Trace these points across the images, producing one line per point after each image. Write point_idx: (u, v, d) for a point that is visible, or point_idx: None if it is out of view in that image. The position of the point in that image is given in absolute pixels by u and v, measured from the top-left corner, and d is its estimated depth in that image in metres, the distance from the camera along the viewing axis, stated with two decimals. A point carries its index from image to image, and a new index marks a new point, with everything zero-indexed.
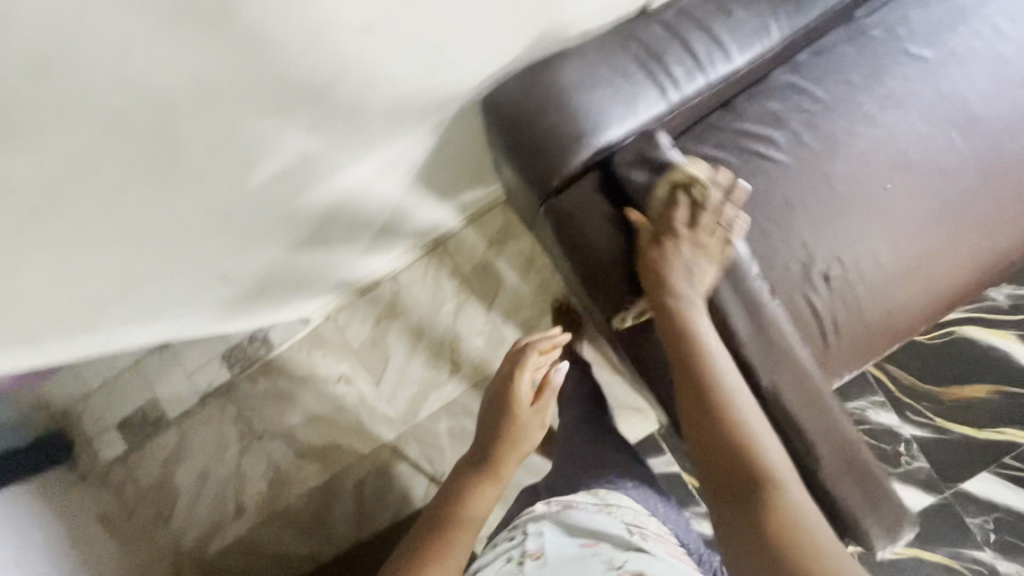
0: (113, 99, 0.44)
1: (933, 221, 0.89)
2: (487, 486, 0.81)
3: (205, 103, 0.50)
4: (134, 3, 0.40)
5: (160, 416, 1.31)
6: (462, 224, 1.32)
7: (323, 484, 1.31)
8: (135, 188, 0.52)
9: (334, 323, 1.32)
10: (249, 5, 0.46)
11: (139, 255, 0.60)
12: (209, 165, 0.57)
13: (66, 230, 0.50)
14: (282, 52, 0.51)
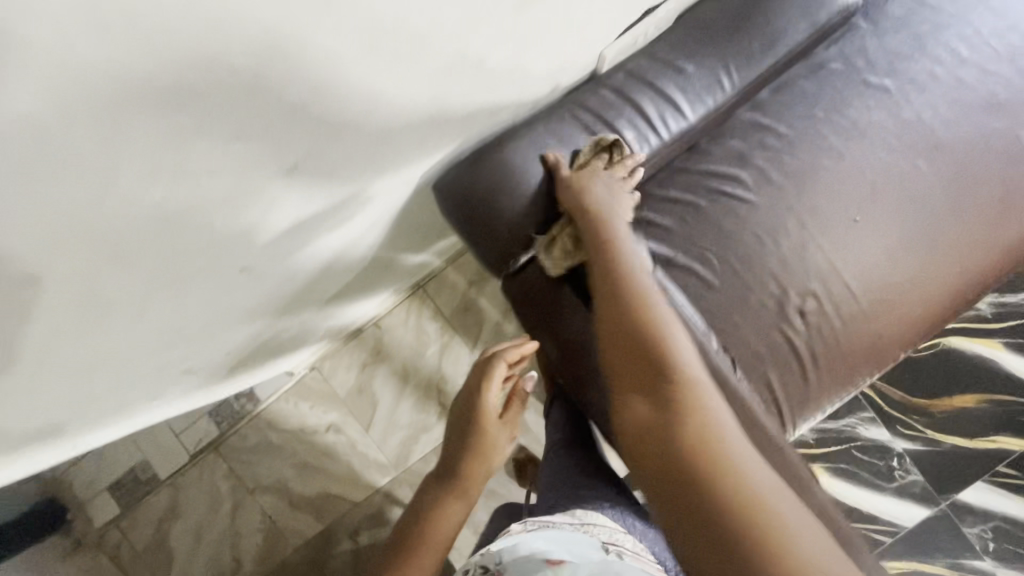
0: (89, 310, 0.40)
1: (904, 250, 0.88)
2: (454, 501, 0.81)
3: (183, 285, 0.47)
4: (119, 238, 0.37)
5: (151, 477, 1.29)
6: (441, 265, 1.32)
7: (320, 535, 1.30)
8: (114, 350, 0.49)
9: (319, 372, 1.32)
10: (223, 195, 0.43)
11: (111, 393, 0.58)
12: (184, 324, 0.53)
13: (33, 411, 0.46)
14: (256, 223, 0.48)
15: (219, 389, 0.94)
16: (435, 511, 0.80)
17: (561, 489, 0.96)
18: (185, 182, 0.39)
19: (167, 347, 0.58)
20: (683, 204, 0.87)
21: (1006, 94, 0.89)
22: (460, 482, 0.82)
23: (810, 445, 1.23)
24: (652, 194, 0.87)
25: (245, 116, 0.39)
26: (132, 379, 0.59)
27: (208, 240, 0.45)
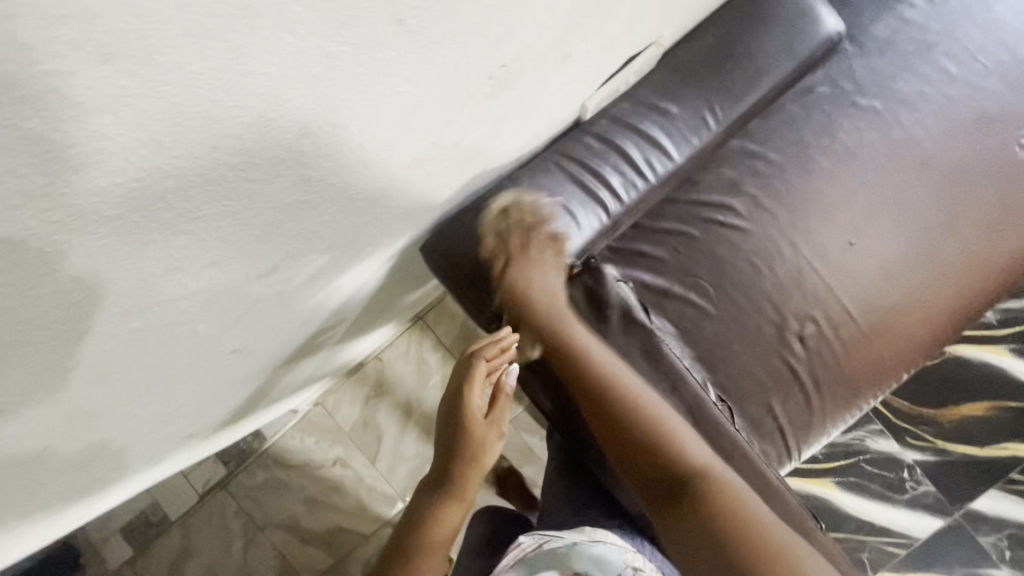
0: (69, 412, 0.40)
1: (902, 270, 0.88)
2: (452, 504, 0.75)
3: (164, 371, 0.46)
4: (104, 346, 0.36)
5: (162, 517, 1.30)
6: (440, 295, 1.32)
7: (331, 569, 1.30)
8: (106, 433, 0.49)
9: (323, 407, 1.32)
10: (203, 304, 0.41)
11: (107, 467, 0.57)
12: (172, 398, 0.53)
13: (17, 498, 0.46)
14: (236, 311, 0.46)
15: (221, 439, 0.94)
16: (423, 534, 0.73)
17: (564, 513, 0.92)
18: (163, 310, 0.38)
19: (164, 421, 0.58)
20: (677, 235, 0.86)
21: (995, 109, 0.89)
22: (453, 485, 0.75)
23: (819, 461, 1.21)
24: (644, 226, 0.87)
25: (237, 242, 0.38)
26: (125, 453, 0.58)
27: (193, 340, 0.45)
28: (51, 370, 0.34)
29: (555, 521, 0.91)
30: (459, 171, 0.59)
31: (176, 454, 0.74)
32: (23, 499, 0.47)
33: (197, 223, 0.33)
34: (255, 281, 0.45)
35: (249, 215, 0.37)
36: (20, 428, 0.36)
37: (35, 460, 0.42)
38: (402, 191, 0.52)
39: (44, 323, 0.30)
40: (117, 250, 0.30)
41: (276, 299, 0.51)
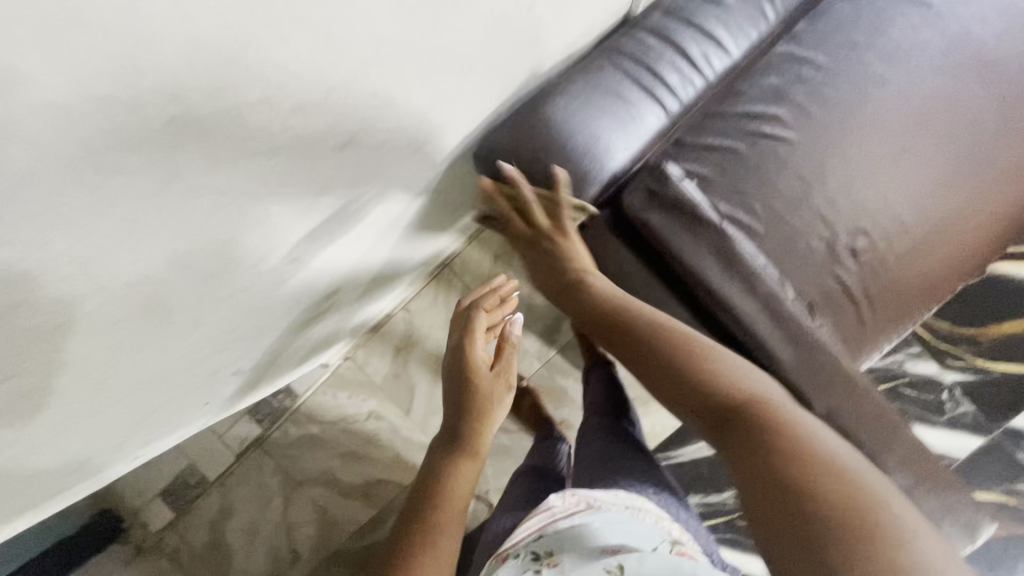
0: (114, 305, 0.36)
1: (956, 177, 0.84)
2: (469, 461, 0.78)
3: (216, 271, 0.43)
4: (137, 199, 0.32)
5: (199, 478, 1.30)
6: (464, 244, 1.29)
7: (371, 519, 1.31)
8: (169, 351, 0.46)
9: (352, 362, 1.31)
10: (262, 162, 0.39)
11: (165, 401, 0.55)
12: (228, 315, 0.50)
13: (77, 420, 0.43)
14: (273, 199, 0.42)
15: (252, 394, 0.90)
16: (450, 467, 0.77)
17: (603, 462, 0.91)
18: (223, 151, 0.35)
19: (219, 349, 0.54)
20: (724, 151, 0.82)
21: None
22: (463, 444, 0.80)
23: None
24: (688, 143, 0.82)
25: (310, 63, 0.37)
26: (181, 394, 0.56)
27: (237, 228, 0.41)
28: (91, 211, 0.30)
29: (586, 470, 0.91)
30: (507, 47, 0.55)
31: (224, 398, 0.73)
32: (84, 426, 0.44)
33: (268, 27, 0.33)
34: (322, 147, 0.42)
35: (308, 31, 0.35)
36: (56, 313, 0.32)
37: (92, 372, 0.39)
38: (450, 60, 0.49)
39: (90, 145, 0.28)
40: (176, 42, 0.29)
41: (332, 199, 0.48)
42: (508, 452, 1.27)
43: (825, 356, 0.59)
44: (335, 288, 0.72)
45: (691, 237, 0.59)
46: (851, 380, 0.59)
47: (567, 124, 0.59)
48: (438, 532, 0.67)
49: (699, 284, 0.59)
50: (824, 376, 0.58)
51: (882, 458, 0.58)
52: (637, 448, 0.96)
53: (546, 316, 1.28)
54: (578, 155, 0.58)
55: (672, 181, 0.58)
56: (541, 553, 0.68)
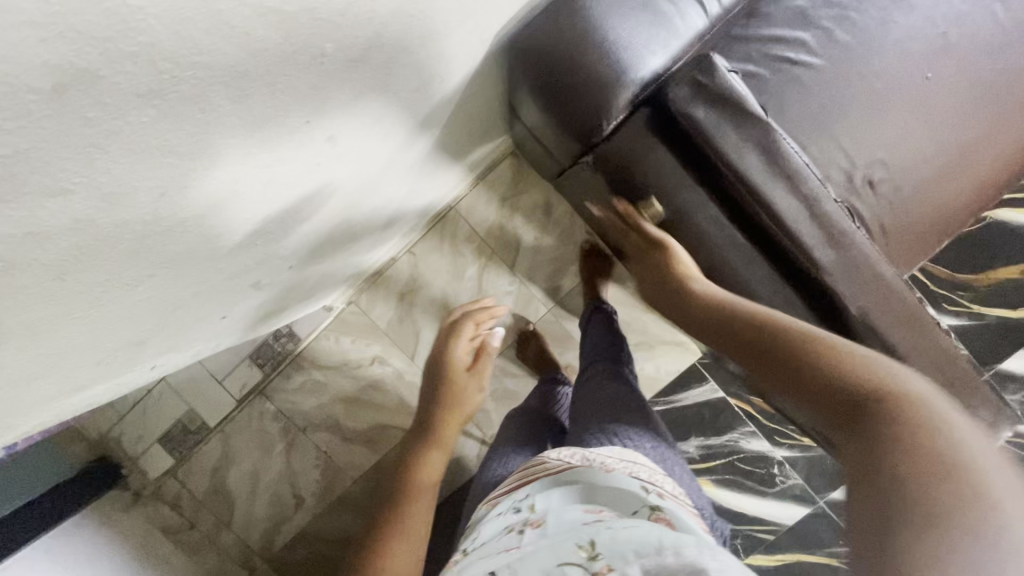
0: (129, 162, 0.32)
1: (977, 106, 0.84)
2: (435, 448, 0.82)
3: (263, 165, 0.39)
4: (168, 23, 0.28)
5: (199, 424, 1.28)
6: (471, 184, 1.24)
7: (375, 465, 1.31)
8: (213, 248, 0.44)
9: (356, 307, 1.28)
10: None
11: (191, 309, 0.53)
12: (268, 215, 0.47)
13: (116, 313, 0.40)
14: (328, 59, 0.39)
15: (256, 329, 0.87)
16: (418, 453, 0.80)
17: (607, 401, 0.85)
18: None
19: (247, 251, 0.51)
20: (749, 76, 0.80)
21: None
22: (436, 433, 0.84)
23: None
24: None
25: None
26: (203, 298, 0.53)
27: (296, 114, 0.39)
28: None
29: (584, 413, 0.85)
30: None
31: (238, 318, 0.70)
32: (120, 324, 0.42)
33: None
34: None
35: None
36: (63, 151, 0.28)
37: (154, 260, 0.38)
38: None
39: None
40: None
41: (389, 88, 0.44)
42: (513, 396, 1.28)
43: (864, 258, 0.59)
44: (358, 208, 0.70)
45: (734, 138, 0.58)
46: (884, 280, 0.59)
47: (607, 20, 0.58)
48: (412, 491, 0.71)
49: (741, 182, 0.58)
50: (860, 276, 0.59)
51: (908, 359, 0.60)
52: (635, 395, 0.88)
53: (554, 260, 1.27)
54: (615, 53, 0.58)
55: (717, 70, 0.57)
56: (523, 508, 0.56)
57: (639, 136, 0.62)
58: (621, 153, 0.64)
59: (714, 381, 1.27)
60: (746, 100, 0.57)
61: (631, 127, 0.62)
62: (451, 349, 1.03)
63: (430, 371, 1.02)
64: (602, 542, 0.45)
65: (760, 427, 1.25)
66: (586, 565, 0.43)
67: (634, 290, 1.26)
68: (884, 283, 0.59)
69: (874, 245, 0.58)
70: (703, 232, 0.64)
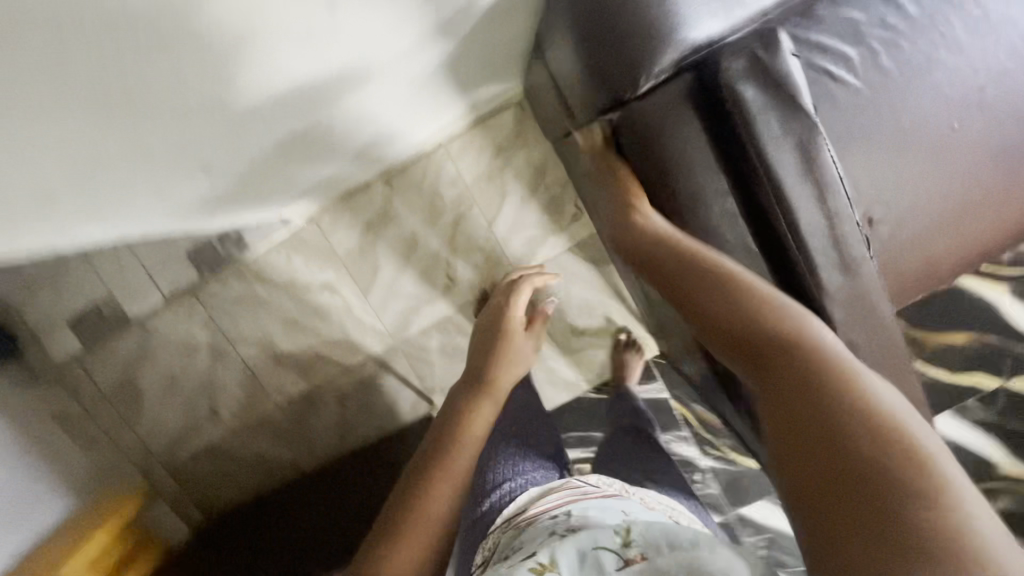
0: None
1: (990, 168, 0.84)
2: (487, 399, 0.73)
3: None
4: None
5: (119, 314, 1.17)
6: (466, 126, 1.15)
7: (303, 394, 1.25)
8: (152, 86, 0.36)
9: (316, 226, 1.18)
10: None
11: (121, 177, 0.45)
12: (228, 58, 0.39)
13: (19, 150, 0.33)
14: None
15: (195, 221, 0.77)
16: (469, 399, 0.72)
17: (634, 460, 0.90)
18: None
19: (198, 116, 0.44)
20: None
21: None
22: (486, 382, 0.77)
23: None
24: None
25: None
26: (137, 162, 0.45)
27: None
28: None
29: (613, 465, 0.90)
30: None
31: (179, 203, 0.62)
32: (21, 168, 0.35)
33: None
34: None
35: None
36: None
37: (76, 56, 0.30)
38: None
39: None
40: None
41: None
42: (461, 354, 1.24)
43: (872, 287, 0.56)
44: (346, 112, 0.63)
45: (772, 129, 0.53)
46: (880, 315, 0.56)
47: None
48: (465, 434, 0.64)
49: (771, 180, 0.53)
50: (862, 304, 0.56)
51: None
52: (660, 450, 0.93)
53: (535, 226, 1.20)
54: (671, 6, 0.52)
55: (780, 50, 0.51)
56: (560, 516, 0.58)
57: (672, 103, 0.55)
58: (646, 117, 0.57)
59: (662, 381, 1.25)
60: (799, 92, 0.53)
61: (668, 92, 0.55)
62: (513, 304, 0.95)
63: (485, 325, 0.94)
64: (637, 533, 0.48)
65: (694, 434, 1.24)
66: (620, 550, 0.47)
67: (608, 274, 1.21)
68: (878, 318, 0.57)
69: (878, 277, 0.55)
70: (715, 226, 0.59)
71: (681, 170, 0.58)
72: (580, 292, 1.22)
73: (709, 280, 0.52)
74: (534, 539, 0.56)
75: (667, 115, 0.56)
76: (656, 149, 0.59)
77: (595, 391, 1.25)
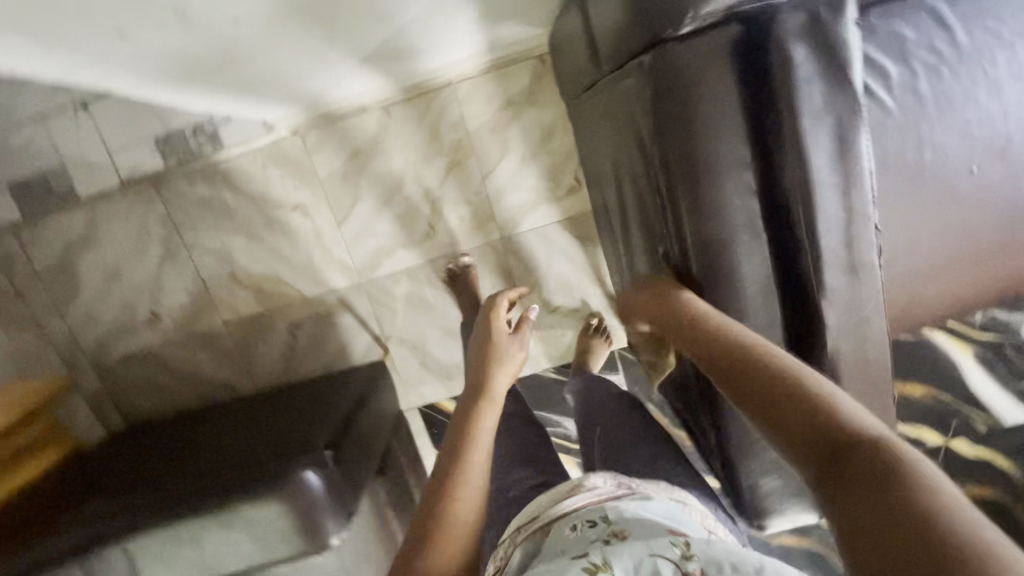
0: None
1: (994, 222, 0.82)
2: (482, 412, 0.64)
3: None
4: None
5: (68, 190, 1.08)
6: (481, 69, 1.08)
7: (253, 315, 1.18)
8: None
9: (300, 142, 1.10)
10: None
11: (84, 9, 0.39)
12: None
13: None
14: None
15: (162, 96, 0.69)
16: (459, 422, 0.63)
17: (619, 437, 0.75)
18: None
19: None
20: None
21: None
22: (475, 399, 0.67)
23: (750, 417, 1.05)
24: None
25: None
26: None
27: None
28: None
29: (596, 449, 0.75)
30: None
31: (147, 64, 0.55)
32: None
33: None
34: None
35: None
36: None
37: None
38: None
39: None
40: None
41: None
42: (426, 307, 1.19)
43: (872, 303, 0.51)
44: None
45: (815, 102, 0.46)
46: (871, 332, 0.52)
47: None
48: (471, 450, 0.58)
49: (798, 164, 0.47)
50: (858, 316, 0.51)
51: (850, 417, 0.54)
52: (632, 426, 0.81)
53: (529, 190, 1.14)
54: None
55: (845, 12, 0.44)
56: (596, 520, 0.53)
57: (710, 49, 0.46)
58: (681, 62, 0.47)
59: (624, 375, 1.22)
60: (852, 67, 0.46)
61: (708, 38, 0.46)
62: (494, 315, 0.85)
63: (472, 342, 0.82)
64: (698, 548, 0.46)
65: None
66: (679, 562, 0.45)
67: (594, 255, 1.17)
68: (868, 335, 0.52)
69: (877, 288, 0.51)
70: (726, 201, 0.51)
71: (707, 131, 0.48)
72: (561, 268, 1.18)
73: (744, 365, 0.45)
74: (567, 550, 0.50)
75: (702, 59, 0.47)
76: (686, 104, 0.48)
77: (556, 371, 1.22)
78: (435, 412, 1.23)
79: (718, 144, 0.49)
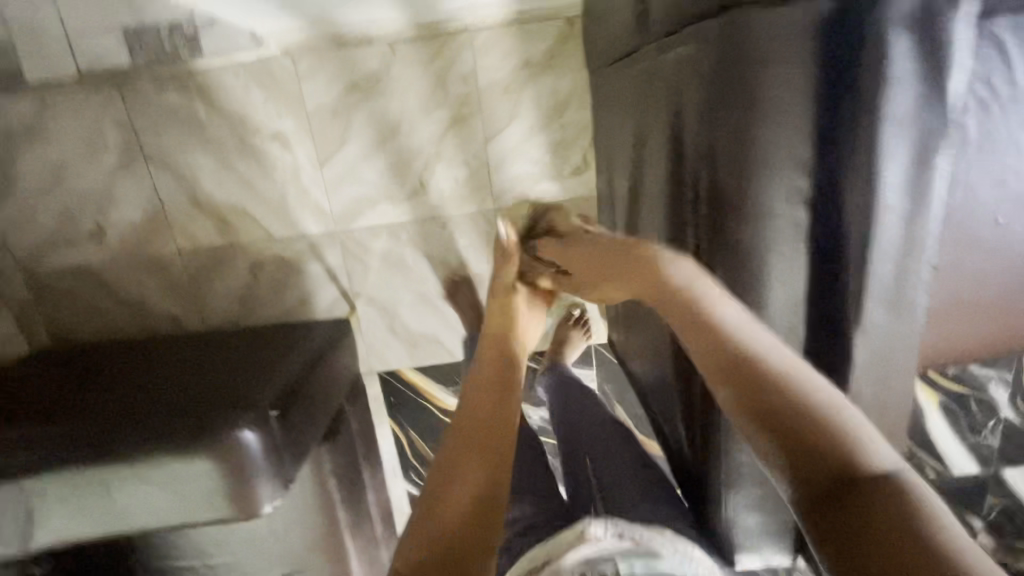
0: None
1: (1004, 277, 0.79)
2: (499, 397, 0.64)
3: None
4: None
5: (15, 72, 0.94)
6: (502, 20, 0.99)
7: (211, 247, 1.07)
8: None
9: (290, 64, 0.99)
10: None
11: None
12: None
13: None
14: None
15: None
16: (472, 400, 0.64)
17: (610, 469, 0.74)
18: None
19: None
20: None
21: None
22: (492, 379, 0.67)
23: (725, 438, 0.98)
24: None
25: None
26: None
27: None
28: None
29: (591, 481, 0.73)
30: None
31: None
32: None
33: None
34: None
35: None
36: None
37: None
38: None
39: None
40: None
41: None
42: (402, 269, 1.10)
43: (904, 342, 0.46)
44: None
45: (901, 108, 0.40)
46: (898, 369, 0.48)
47: None
48: (475, 432, 0.59)
49: (866, 178, 0.41)
50: (887, 351, 0.47)
51: None
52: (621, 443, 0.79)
53: (533, 161, 1.06)
54: None
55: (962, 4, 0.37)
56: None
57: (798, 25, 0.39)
58: (760, 36, 0.40)
59: (597, 372, 1.16)
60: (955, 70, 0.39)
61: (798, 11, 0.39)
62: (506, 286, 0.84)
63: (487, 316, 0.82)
64: None
65: None
66: None
67: None
68: (894, 370, 0.48)
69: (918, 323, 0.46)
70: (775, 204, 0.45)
71: (772, 120, 0.42)
72: None
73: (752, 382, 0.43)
74: None
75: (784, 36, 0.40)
76: (756, 87, 0.42)
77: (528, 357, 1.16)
78: (394, 380, 1.16)
79: (780, 138, 0.43)
